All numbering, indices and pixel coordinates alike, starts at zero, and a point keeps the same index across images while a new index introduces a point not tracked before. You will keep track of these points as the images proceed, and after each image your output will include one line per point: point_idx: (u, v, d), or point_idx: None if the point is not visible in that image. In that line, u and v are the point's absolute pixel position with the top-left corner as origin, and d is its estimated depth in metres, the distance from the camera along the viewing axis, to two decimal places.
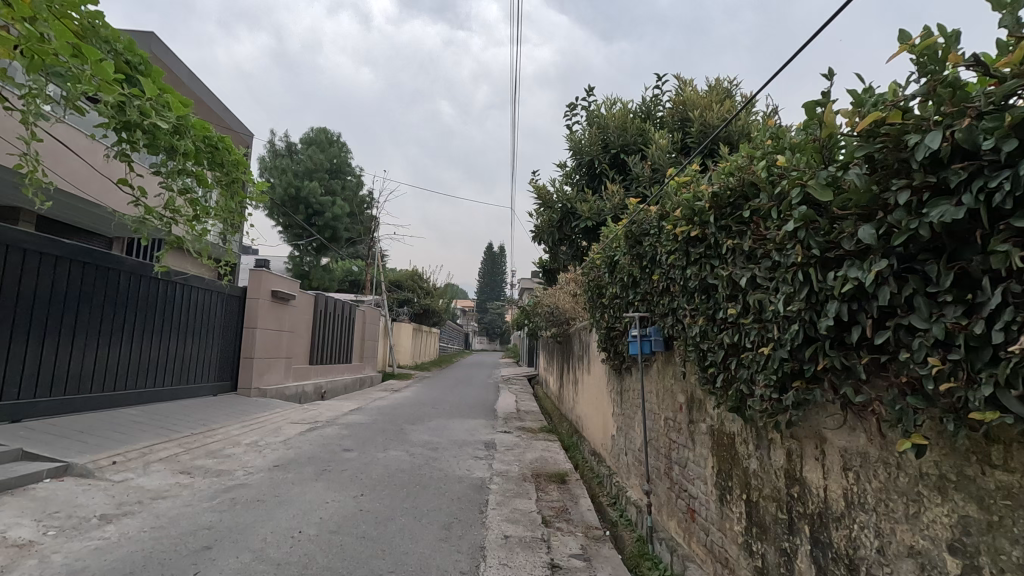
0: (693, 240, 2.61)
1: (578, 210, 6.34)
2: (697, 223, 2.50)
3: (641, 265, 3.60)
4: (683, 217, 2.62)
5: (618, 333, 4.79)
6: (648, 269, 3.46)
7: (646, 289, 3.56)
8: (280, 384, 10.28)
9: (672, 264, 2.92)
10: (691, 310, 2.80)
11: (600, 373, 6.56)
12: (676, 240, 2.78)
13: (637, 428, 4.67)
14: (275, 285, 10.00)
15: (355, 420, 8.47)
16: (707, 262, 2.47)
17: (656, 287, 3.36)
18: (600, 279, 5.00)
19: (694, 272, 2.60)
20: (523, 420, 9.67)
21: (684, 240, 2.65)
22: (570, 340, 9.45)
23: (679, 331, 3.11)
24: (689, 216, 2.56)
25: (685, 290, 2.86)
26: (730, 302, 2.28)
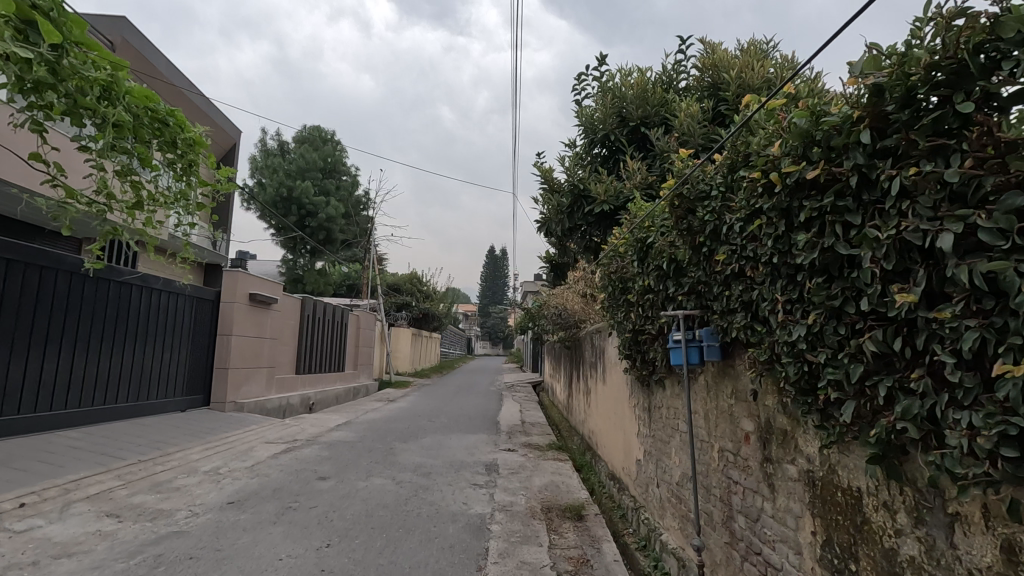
0: (803, 189, 1.84)
1: (592, 192, 5.40)
2: (824, 160, 1.74)
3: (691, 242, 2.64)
4: (793, 155, 1.85)
5: (647, 337, 3.85)
6: (702, 249, 2.53)
7: (697, 278, 2.64)
8: (261, 397, 9.34)
9: (755, 234, 2.06)
10: (786, 302, 1.93)
11: (619, 385, 5.60)
12: (770, 195, 1.96)
13: (675, 456, 3.74)
14: (255, 287, 9.10)
15: (340, 438, 7.52)
16: (838, 218, 1.70)
17: (716, 273, 2.44)
18: (622, 269, 4.08)
19: (806, 241, 1.77)
20: (529, 434, 8.71)
21: (789, 191, 1.87)
22: (581, 345, 8.52)
23: (755, 335, 2.20)
24: (803, 148, 1.81)
25: (774, 272, 2.00)
26: (899, 278, 1.52)
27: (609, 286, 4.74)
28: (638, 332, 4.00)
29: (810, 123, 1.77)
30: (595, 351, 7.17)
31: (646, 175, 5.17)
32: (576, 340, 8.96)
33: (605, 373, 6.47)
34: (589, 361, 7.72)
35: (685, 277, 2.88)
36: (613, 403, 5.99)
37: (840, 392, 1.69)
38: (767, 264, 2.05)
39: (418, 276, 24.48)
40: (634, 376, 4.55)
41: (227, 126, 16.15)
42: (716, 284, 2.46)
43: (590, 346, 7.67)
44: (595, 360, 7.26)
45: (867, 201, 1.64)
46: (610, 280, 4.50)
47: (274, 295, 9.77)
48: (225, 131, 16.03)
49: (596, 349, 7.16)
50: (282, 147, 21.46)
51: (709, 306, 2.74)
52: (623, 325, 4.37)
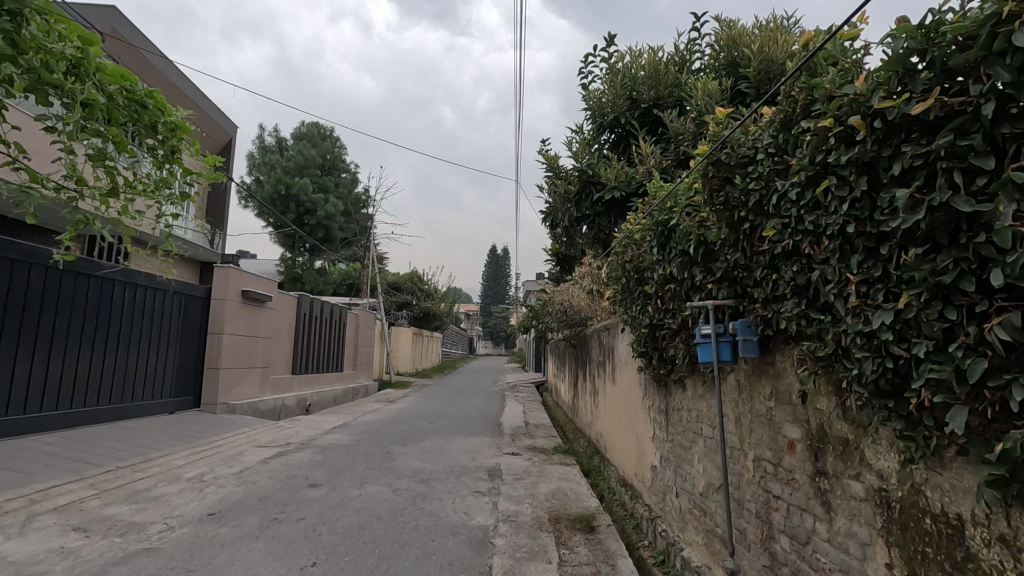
0: (904, 133, 1.56)
1: (601, 178, 5.04)
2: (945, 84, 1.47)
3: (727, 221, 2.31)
4: (888, 91, 1.58)
5: (665, 330, 3.50)
6: (742, 227, 2.22)
7: (732, 261, 2.31)
8: (255, 398, 8.99)
9: (828, 197, 1.76)
10: (868, 283, 1.64)
11: (632, 384, 5.21)
12: (851, 146, 1.68)
13: (698, 463, 3.38)
14: (248, 284, 8.75)
15: (335, 441, 7.17)
16: (952, 166, 1.41)
17: (762, 252, 2.12)
18: (637, 256, 3.71)
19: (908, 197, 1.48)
20: (534, 437, 8.33)
21: (878, 137, 1.60)
22: (587, 344, 8.17)
23: (815, 322, 1.88)
24: (906, 75, 1.54)
25: (851, 242, 1.71)
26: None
27: (620, 278, 4.40)
28: (655, 325, 3.65)
29: (916, 49, 1.51)
30: (604, 349, 6.80)
31: (660, 158, 4.81)
32: (582, 338, 8.57)
33: (615, 371, 6.10)
34: (597, 359, 7.34)
35: (716, 262, 2.55)
36: (624, 404, 5.61)
37: (946, 394, 1.39)
38: (838, 234, 1.74)
39: (419, 275, 24.12)
40: (650, 375, 4.18)
41: (223, 121, 15.83)
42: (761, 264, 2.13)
43: (598, 344, 7.30)
44: (603, 358, 6.87)
45: (1001, 136, 1.34)
46: (621, 269, 4.15)
47: (268, 292, 9.41)
48: (222, 127, 15.70)
49: (605, 347, 6.79)
50: (281, 144, 21.15)
51: (746, 294, 2.41)
52: (637, 319, 4.03)
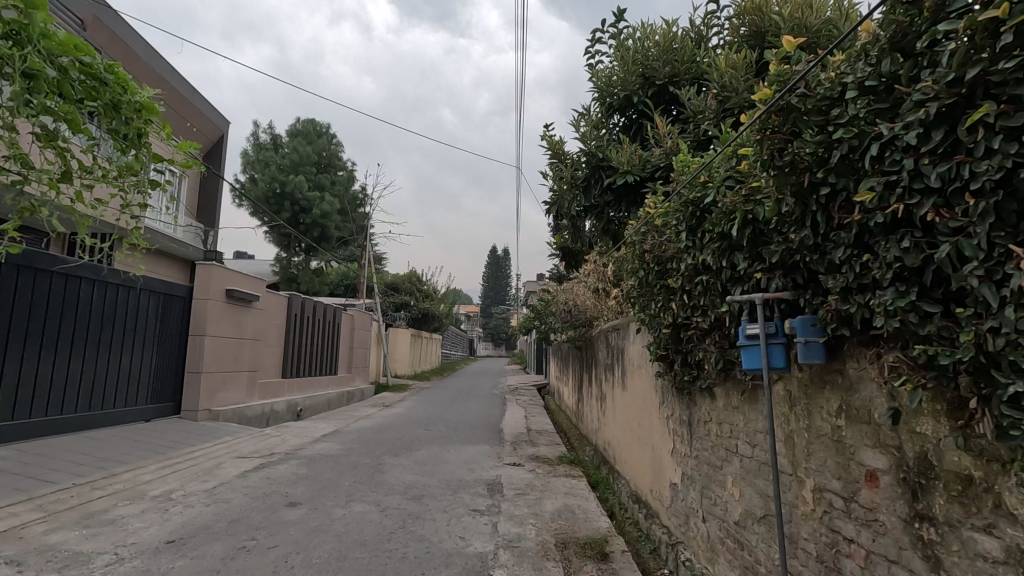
0: None
1: (612, 161, 4.55)
2: None
3: (796, 189, 1.90)
4: None
5: (692, 330, 3.02)
6: (824, 193, 1.81)
7: (802, 239, 1.90)
8: (241, 404, 8.48)
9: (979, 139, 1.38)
10: None
11: (647, 391, 4.71)
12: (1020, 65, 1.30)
13: (733, 486, 2.88)
14: (232, 284, 8.25)
15: (324, 451, 6.67)
16: None
17: (853, 224, 1.71)
18: (657, 244, 3.22)
19: None
20: (537, 445, 7.81)
21: None
22: (593, 345, 7.67)
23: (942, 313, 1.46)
24: None
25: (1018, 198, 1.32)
26: None
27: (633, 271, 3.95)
28: (681, 324, 3.15)
29: None
30: (613, 352, 6.30)
31: (679, 139, 4.31)
32: (588, 340, 8.06)
33: (626, 375, 5.59)
34: (604, 362, 6.84)
35: (767, 244, 2.12)
36: (636, 412, 5.12)
37: None
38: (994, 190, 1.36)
39: (418, 275, 23.59)
40: (672, 381, 3.69)
41: (215, 116, 15.32)
42: (846, 238, 1.73)
43: (606, 345, 6.79)
44: (612, 362, 6.37)
45: None
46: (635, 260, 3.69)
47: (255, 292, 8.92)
48: (213, 122, 15.20)
49: (613, 349, 6.30)
50: (276, 141, 20.68)
51: (815, 282, 1.98)
52: (655, 318, 3.55)
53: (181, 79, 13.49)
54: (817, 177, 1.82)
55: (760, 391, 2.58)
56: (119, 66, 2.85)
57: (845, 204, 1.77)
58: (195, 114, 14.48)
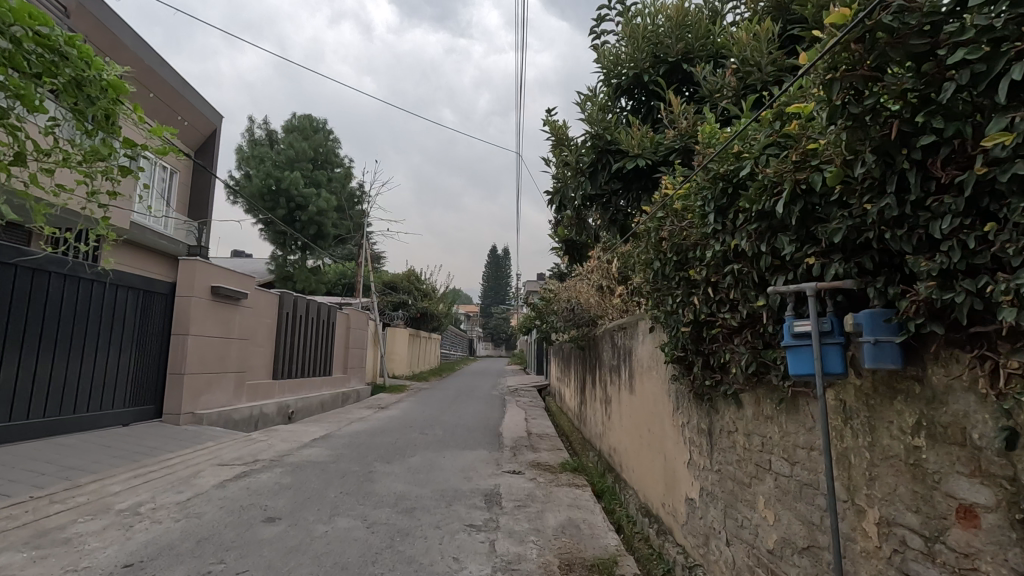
0: None
1: (621, 143, 4.15)
2: None
3: (881, 145, 1.59)
4: None
5: (718, 327, 2.64)
6: (922, 146, 1.52)
7: (887, 205, 1.58)
8: (228, 406, 8.09)
9: None
10: None
11: (659, 395, 4.33)
12: None
13: (766, 509, 2.49)
14: (218, 280, 7.87)
15: (312, 457, 6.28)
16: None
17: (968, 183, 1.41)
18: (673, 231, 2.84)
19: None
20: (538, 451, 7.42)
21: None
22: (598, 346, 7.28)
23: None
24: None
25: None
26: None
27: (644, 262, 3.57)
28: (705, 321, 2.77)
29: None
30: (620, 352, 5.92)
31: (695, 118, 3.93)
32: (592, 340, 7.67)
33: (634, 377, 5.21)
34: (609, 363, 6.46)
35: (827, 217, 1.80)
36: (646, 418, 4.74)
37: None
38: None
39: (416, 274, 23.18)
40: (690, 385, 3.32)
41: (208, 111, 14.91)
42: (958, 202, 1.43)
43: (612, 345, 6.41)
44: (618, 364, 5.98)
45: None
46: (648, 252, 3.31)
47: (243, 289, 8.52)
48: (206, 117, 14.79)
49: (620, 349, 5.92)
50: (272, 137, 20.29)
51: (894, 261, 1.67)
52: (671, 315, 3.17)
53: (172, 72, 13.08)
54: (915, 124, 1.51)
55: (802, 399, 2.20)
56: (82, 39, 2.67)
57: (954, 155, 1.46)
58: (187, 108, 14.03)
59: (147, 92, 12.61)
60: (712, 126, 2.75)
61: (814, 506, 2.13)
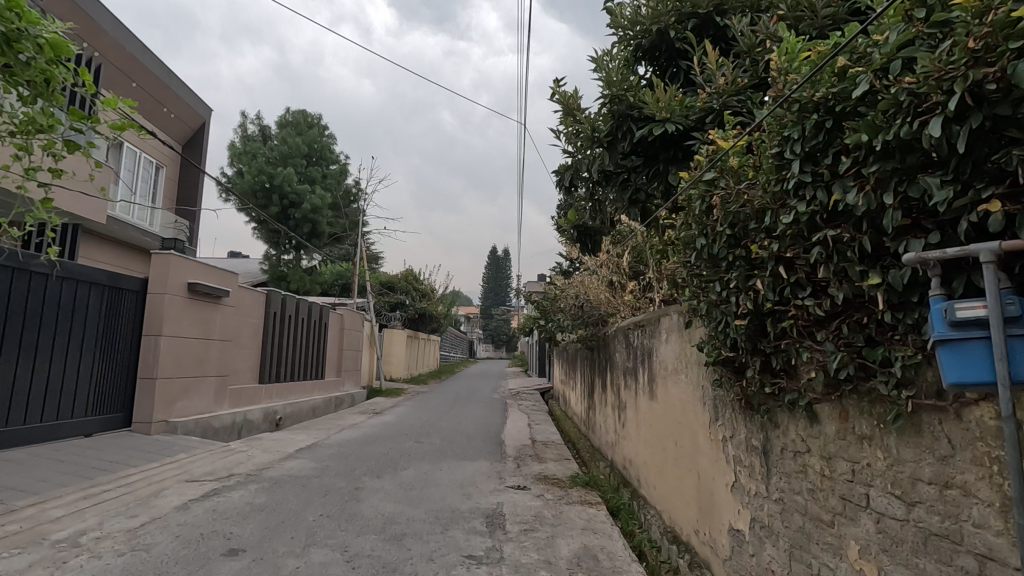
0: None
1: (646, 107, 3.55)
2: None
3: None
4: None
5: (792, 318, 2.04)
6: None
7: None
8: (208, 413, 7.48)
9: None
10: None
11: (688, 402, 3.72)
12: None
13: (863, 560, 1.88)
14: (196, 277, 7.26)
15: (294, 470, 5.68)
16: None
17: None
18: (725, 194, 2.25)
19: None
20: (544, 461, 6.78)
21: None
22: (610, 346, 6.68)
23: None
24: None
25: None
26: None
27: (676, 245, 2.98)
28: (774, 310, 2.17)
29: None
30: (636, 353, 5.32)
31: (735, 75, 3.32)
32: (603, 340, 7.04)
33: (655, 382, 4.59)
34: (624, 365, 5.85)
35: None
36: (671, 429, 4.12)
37: None
38: None
39: (414, 273, 22.54)
40: (739, 393, 2.70)
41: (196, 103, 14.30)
42: None
43: (626, 344, 5.79)
44: (635, 366, 5.35)
45: None
46: (683, 230, 2.73)
47: (224, 286, 7.93)
48: (195, 110, 14.17)
49: (636, 349, 5.32)
50: (265, 133, 19.71)
51: None
52: (715, 307, 2.56)
53: (157, 62, 12.48)
54: None
55: (930, 417, 1.58)
56: None
57: None
58: (173, 99, 13.39)
59: (129, 81, 12.01)
60: (792, 47, 2.18)
61: (952, 569, 1.52)
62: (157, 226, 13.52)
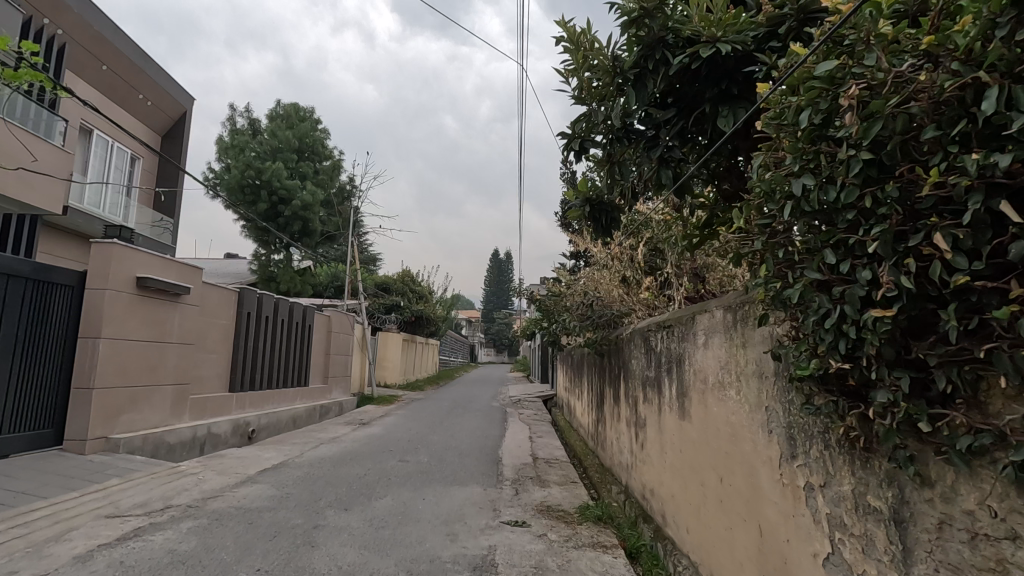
0: None
1: (691, 24, 2.63)
2: None
3: None
4: None
5: (1012, 305, 1.12)
6: None
7: None
8: (162, 427, 6.52)
9: None
10: None
11: (741, 429, 2.76)
12: None
13: None
14: (148, 271, 6.36)
15: (246, 500, 4.72)
16: None
17: None
18: (875, 89, 1.35)
19: None
20: (547, 486, 5.79)
21: None
22: (624, 350, 5.73)
23: None
24: None
25: None
26: None
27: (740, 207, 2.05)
28: (966, 289, 1.26)
29: None
30: (660, 360, 4.37)
31: None
32: (616, 343, 6.06)
33: (687, 397, 3.64)
34: (642, 373, 4.91)
35: None
36: (713, 461, 3.17)
37: None
38: None
39: (410, 274, 21.56)
40: (852, 428, 1.76)
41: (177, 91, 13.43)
42: None
43: (646, 348, 4.83)
44: (660, 374, 4.38)
45: None
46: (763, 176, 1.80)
47: (186, 283, 7.03)
48: (174, 98, 13.27)
49: (660, 354, 4.37)
50: (254, 127, 18.80)
51: None
52: (818, 292, 1.64)
53: (130, 44, 11.60)
54: None
55: None
56: None
57: None
58: (149, 85, 12.47)
59: (99, 65, 11.15)
60: None
61: None
62: (131, 221, 12.60)
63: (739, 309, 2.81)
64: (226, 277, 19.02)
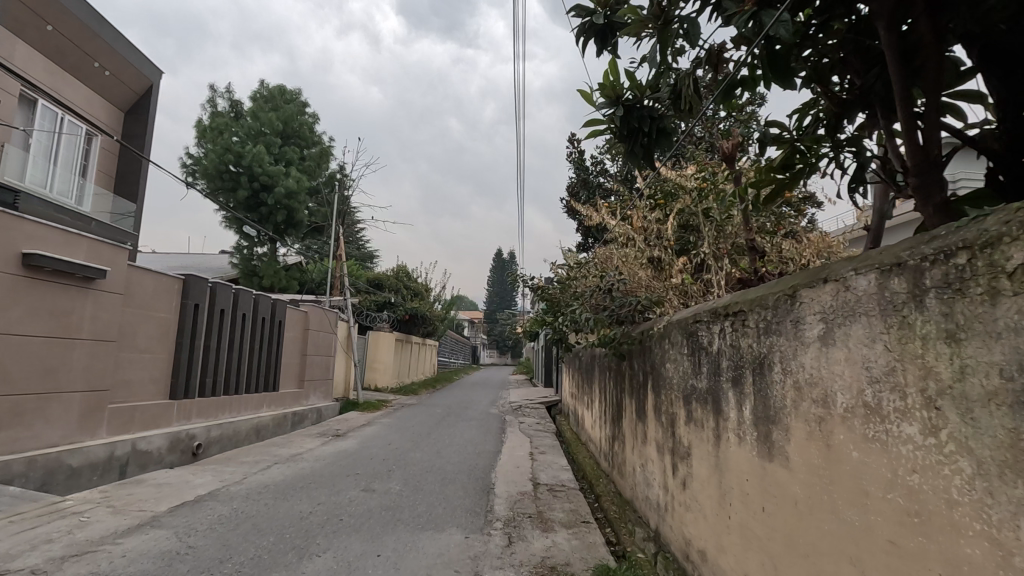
0: None
1: None
2: None
3: None
4: None
5: None
6: None
7: None
8: (63, 445, 5.17)
9: None
10: None
11: (946, 510, 1.37)
12: None
13: None
14: (41, 246, 5.00)
15: (120, 558, 3.35)
16: None
17: None
18: None
19: None
20: (551, 531, 4.37)
21: None
22: (653, 351, 4.33)
23: None
24: None
25: None
26: None
27: None
28: None
29: None
30: (717, 364, 2.97)
31: None
32: (641, 341, 4.67)
33: (780, 426, 2.24)
34: (686, 383, 3.51)
35: None
36: (849, 548, 1.77)
37: None
38: None
39: (405, 270, 20.12)
40: None
41: (142, 62, 12.12)
42: None
43: (691, 347, 3.44)
44: (717, 385, 2.98)
45: None
46: None
47: (102, 264, 5.65)
48: (136, 69, 11.91)
49: (718, 356, 2.97)
50: (236, 109, 17.48)
51: None
52: None
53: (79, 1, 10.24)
54: None
55: None
56: None
57: None
58: (105, 52, 11.09)
59: (43, 24, 9.81)
60: None
61: None
62: (86, 207, 11.12)
63: (934, 268, 1.43)
64: (205, 271, 17.69)
